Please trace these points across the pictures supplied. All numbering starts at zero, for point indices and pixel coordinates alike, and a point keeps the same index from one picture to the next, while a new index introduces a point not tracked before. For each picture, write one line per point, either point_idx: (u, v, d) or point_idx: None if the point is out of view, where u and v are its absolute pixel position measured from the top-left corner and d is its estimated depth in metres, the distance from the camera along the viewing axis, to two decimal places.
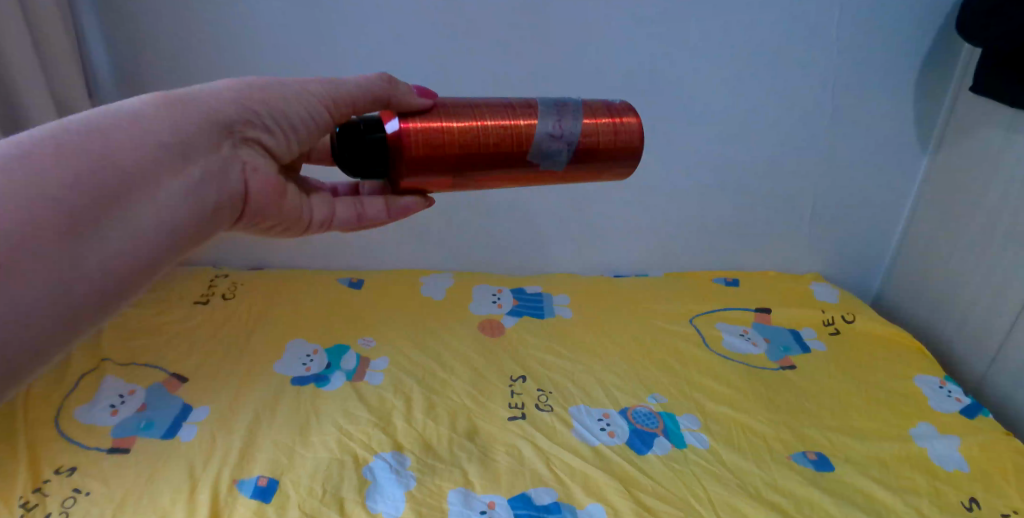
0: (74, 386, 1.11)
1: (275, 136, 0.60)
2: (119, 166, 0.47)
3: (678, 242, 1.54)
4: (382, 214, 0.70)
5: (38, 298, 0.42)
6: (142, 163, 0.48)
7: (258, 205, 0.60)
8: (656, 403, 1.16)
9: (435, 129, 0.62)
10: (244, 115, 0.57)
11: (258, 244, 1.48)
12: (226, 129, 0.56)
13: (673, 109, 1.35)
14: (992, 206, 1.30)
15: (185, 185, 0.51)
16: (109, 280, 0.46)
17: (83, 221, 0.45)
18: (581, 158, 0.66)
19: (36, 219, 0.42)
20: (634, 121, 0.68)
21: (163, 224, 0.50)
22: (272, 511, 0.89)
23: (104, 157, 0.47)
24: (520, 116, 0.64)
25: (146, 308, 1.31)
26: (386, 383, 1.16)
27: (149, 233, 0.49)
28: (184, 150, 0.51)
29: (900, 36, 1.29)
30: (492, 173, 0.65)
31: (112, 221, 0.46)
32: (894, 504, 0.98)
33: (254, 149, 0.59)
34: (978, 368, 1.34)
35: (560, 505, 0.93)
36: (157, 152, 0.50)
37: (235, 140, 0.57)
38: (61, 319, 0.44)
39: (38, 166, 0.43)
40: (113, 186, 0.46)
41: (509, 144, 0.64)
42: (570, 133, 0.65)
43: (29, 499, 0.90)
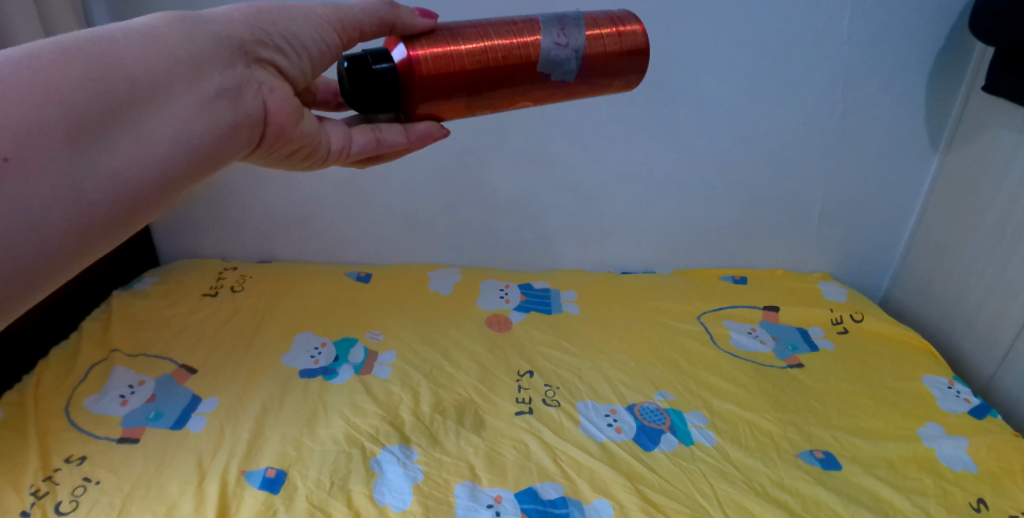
0: (84, 376, 1.12)
1: (288, 57, 0.54)
2: (125, 74, 0.43)
3: (686, 239, 1.54)
4: (400, 137, 0.61)
5: (37, 206, 0.38)
6: (146, 76, 0.43)
7: (279, 130, 0.53)
8: (663, 399, 1.16)
9: (443, 48, 0.58)
10: (253, 32, 0.51)
11: (267, 237, 1.48)
12: (238, 46, 0.50)
13: (682, 108, 1.35)
14: (1003, 207, 1.29)
15: (196, 102, 0.46)
16: (116, 195, 0.42)
17: (85, 131, 0.40)
18: (591, 67, 0.63)
19: (35, 122, 0.38)
20: (638, 28, 0.65)
21: (170, 145, 0.44)
22: (279, 502, 0.90)
23: (104, 67, 0.42)
24: (524, 30, 0.61)
25: (156, 300, 1.32)
26: (393, 376, 1.16)
27: (160, 150, 0.44)
28: (194, 66, 0.46)
29: (910, 35, 1.28)
30: (505, 90, 0.62)
31: (118, 132, 0.42)
32: (901, 504, 0.97)
33: (268, 71, 0.52)
34: (988, 368, 1.33)
35: (566, 500, 0.93)
36: (163, 65, 0.44)
37: (249, 58, 0.51)
38: (63, 233, 0.40)
39: (42, 67, 0.39)
40: (120, 95, 0.42)
41: (518, 58, 0.60)
42: (576, 42, 0.61)
43: (39, 487, 0.90)
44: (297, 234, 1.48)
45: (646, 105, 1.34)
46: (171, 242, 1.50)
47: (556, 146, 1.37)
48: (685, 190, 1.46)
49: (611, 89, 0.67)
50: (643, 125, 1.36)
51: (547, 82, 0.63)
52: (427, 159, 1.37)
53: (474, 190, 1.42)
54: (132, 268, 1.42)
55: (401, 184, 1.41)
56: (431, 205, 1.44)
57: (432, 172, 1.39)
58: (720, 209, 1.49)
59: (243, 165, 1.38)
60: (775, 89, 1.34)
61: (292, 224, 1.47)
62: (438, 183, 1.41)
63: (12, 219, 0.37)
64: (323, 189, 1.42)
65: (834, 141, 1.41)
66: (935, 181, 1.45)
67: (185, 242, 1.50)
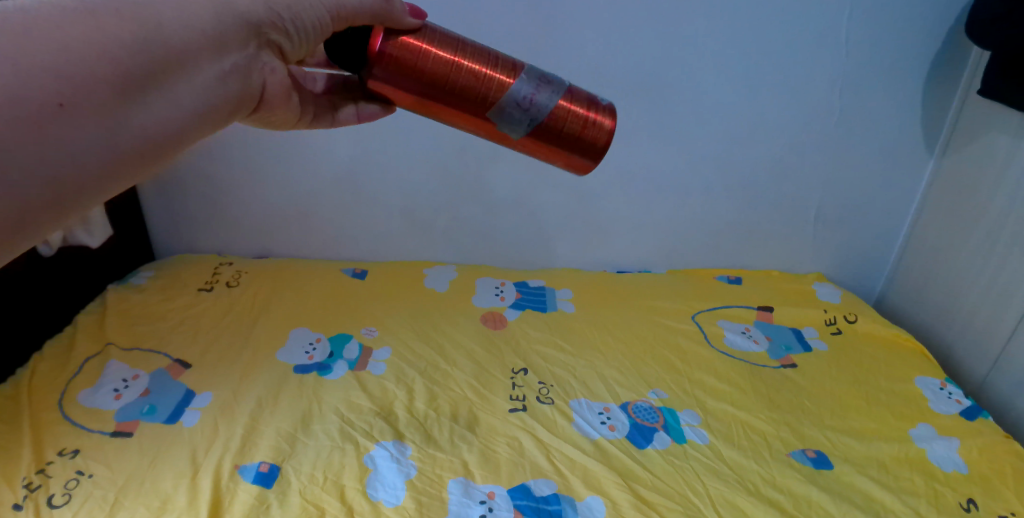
0: (78, 370, 1.12)
1: (293, 40, 0.56)
2: (165, 42, 0.45)
3: (682, 239, 1.54)
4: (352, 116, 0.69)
5: (80, 151, 0.42)
6: (180, 44, 0.46)
7: (268, 105, 0.58)
8: (657, 398, 1.17)
9: (415, 52, 0.59)
10: (268, 15, 0.53)
11: (265, 232, 1.49)
12: (255, 27, 0.52)
13: (681, 106, 1.35)
14: (998, 211, 1.30)
15: (214, 75, 0.49)
16: (144, 147, 0.46)
17: (127, 90, 0.43)
18: (539, 137, 0.64)
19: (89, 77, 0.41)
20: (607, 129, 0.66)
21: (188, 110, 0.48)
22: (273, 497, 0.90)
23: (148, 29, 0.44)
24: (496, 73, 0.61)
25: (152, 293, 1.32)
26: (388, 372, 1.16)
27: (181, 112, 0.47)
28: (216, 40, 0.49)
29: (908, 38, 1.29)
30: (454, 115, 0.63)
31: (152, 93, 0.45)
32: (893, 504, 0.98)
33: (272, 52, 0.55)
34: (979, 371, 1.34)
35: (559, 497, 0.93)
36: (193, 36, 0.47)
37: (260, 39, 0.53)
38: (97, 173, 0.43)
39: (99, 26, 0.42)
40: (157, 60, 0.45)
41: (479, 94, 0.61)
42: (537, 109, 0.62)
43: (32, 480, 0.90)
44: (294, 230, 1.48)
45: (645, 104, 1.34)
46: (167, 236, 1.49)
47: None
48: (682, 190, 1.46)
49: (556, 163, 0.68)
50: (639, 124, 1.37)
51: (493, 128, 0.64)
52: (426, 157, 1.38)
53: (472, 188, 1.42)
54: (128, 262, 1.42)
55: (399, 182, 1.42)
56: (428, 202, 1.44)
57: (430, 170, 1.40)
58: (717, 209, 1.50)
59: (241, 161, 1.38)
60: (772, 89, 1.34)
61: (288, 220, 1.47)
62: (436, 180, 1.41)
63: (60, 159, 0.41)
64: (321, 185, 1.42)
65: (831, 142, 1.41)
66: (931, 183, 1.46)
67: (181, 236, 1.49)
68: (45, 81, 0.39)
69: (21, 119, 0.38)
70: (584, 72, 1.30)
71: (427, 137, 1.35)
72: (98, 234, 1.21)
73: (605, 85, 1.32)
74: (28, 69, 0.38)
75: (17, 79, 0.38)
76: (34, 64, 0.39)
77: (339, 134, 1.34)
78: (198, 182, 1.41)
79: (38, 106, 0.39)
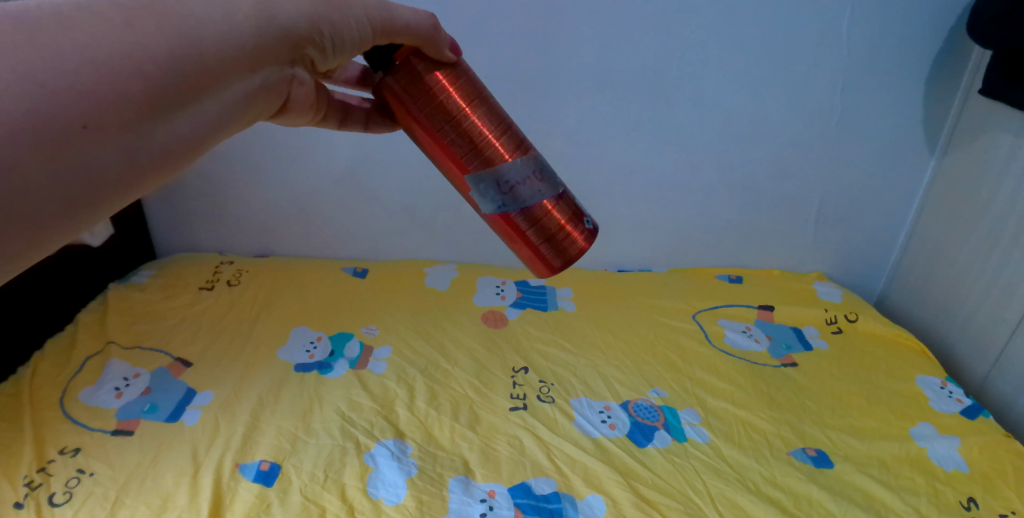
0: (79, 368, 1.11)
1: (329, 55, 0.56)
2: (199, 59, 0.44)
3: (682, 239, 1.54)
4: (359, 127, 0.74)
5: (100, 170, 0.40)
6: (214, 62, 0.45)
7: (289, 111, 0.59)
8: (658, 397, 1.17)
9: (432, 86, 0.59)
10: (310, 30, 0.53)
11: (266, 231, 1.49)
12: (294, 43, 0.53)
13: (682, 105, 1.35)
14: (998, 210, 1.30)
15: (243, 92, 0.49)
16: (164, 164, 0.44)
17: (155, 109, 0.42)
18: (506, 223, 0.64)
19: (119, 95, 0.40)
20: (570, 253, 0.67)
21: (210, 127, 0.47)
22: (273, 495, 0.90)
23: (185, 47, 0.43)
24: (498, 146, 0.61)
25: (153, 292, 1.32)
26: (389, 371, 1.16)
27: (205, 129, 0.47)
28: (250, 57, 0.49)
29: (909, 38, 1.29)
30: (440, 162, 0.63)
31: (180, 111, 0.44)
32: (893, 503, 0.98)
33: (306, 65, 0.56)
34: (980, 371, 1.34)
35: (559, 495, 0.93)
36: (227, 53, 0.46)
37: (296, 55, 0.54)
38: (115, 193, 0.42)
39: (133, 42, 0.41)
40: (189, 77, 0.44)
41: (469, 156, 0.61)
42: (516, 197, 0.63)
43: (34, 479, 0.90)
44: (295, 229, 1.48)
45: (646, 103, 1.34)
46: (168, 235, 1.49)
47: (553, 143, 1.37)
48: (683, 189, 1.46)
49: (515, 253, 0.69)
50: (640, 123, 1.37)
51: (468, 189, 0.63)
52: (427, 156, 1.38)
53: None
54: (129, 261, 1.42)
55: (400, 181, 1.41)
56: (429, 201, 1.44)
57: (431, 169, 1.40)
58: (717, 208, 1.50)
59: (242, 160, 1.38)
60: (773, 88, 1.34)
61: (289, 219, 1.47)
62: (437, 179, 1.41)
63: (80, 179, 0.40)
64: (322, 185, 1.42)
65: (832, 141, 1.41)
66: (932, 182, 1.46)
67: (182, 235, 1.49)
68: (72, 100, 0.38)
69: (41, 141, 0.37)
70: (586, 71, 1.30)
71: None
72: (100, 232, 1.21)
73: (606, 83, 1.32)
74: (54, 89, 0.37)
75: (40, 101, 0.37)
76: (63, 83, 0.38)
77: (340, 133, 1.34)
78: (199, 181, 1.41)
79: (59, 126, 0.38)
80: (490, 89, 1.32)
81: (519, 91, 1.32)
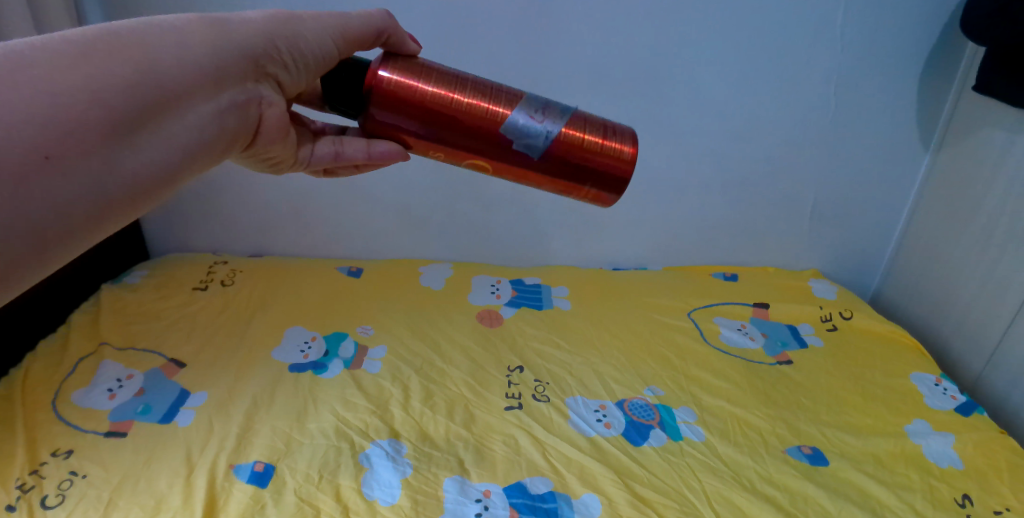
0: (72, 369, 1.11)
1: (291, 72, 0.57)
2: (159, 83, 0.46)
3: (677, 237, 1.54)
4: (360, 152, 0.65)
5: (70, 198, 0.42)
6: (175, 85, 0.47)
7: (267, 139, 0.58)
8: (653, 395, 1.17)
9: (413, 78, 0.61)
10: (268, 47, 0.55)
11: (260, 231, 1.48)
12: (254, 61, 0.54)
13: (678, 103, 1.35)
14: (993, 208, 1.30)
15: (211, 112, 0.50)
16: (135, 190, 0.46)
17: (118, 134, 0.44)
18: (556, 155, 0.64)
19: (81, 124, 0.42)
20: (627, 148, 0.66)
21: (178, 150, 0.48)
22: (268, 497, 0.89)
23: (142, 71, 0.45)
24: (500, 97, 0.63)
25: (147, 292, 1.32)
26: (384, 371, 1.16)
27: (174, 151, 0.48)
28: (213, 78, 0.50)
29: (904, 36, 1.30)
30: (465, 142, 0.63)
31: (145, 136, 0.46)
32: (888, 500, 0.98)
33: (272, 85, 0.56)
34: (974, 368, 1.35)
35: (555, 494, 0.93)
36: (188, 76, 0.48)
37: (259, 74, 0.55)
38: (86, 220, 0.43)
39: (90, 72, 0.43)
40: (150, 101, 0.45)
41: (484, 117, 0.62)
42: (549, 127, 0.63)
43: (26, 481, 0.89)
44: (289, 228, 1.48)
45: (642, 101, 1.34)
46: (161, 235, 1.49)
47: None
48: (678, 187, 1.46)
49: (577, 191, 0.68)
50: (636, 120, 1.36)
51: (508, 150, 0.63)
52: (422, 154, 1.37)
53: (467, 184, 1.42)
54: (122, 262, 1.41)
55: (395, 180, 1.41)
56: (424, 200, 1.44)
57: (426, 167, 1.39)
58: (713, 206, 1.50)
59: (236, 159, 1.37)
60: (768, 85, 1.34)
61: (283, 219, 1.46)
62: (432, 177, 1.41)
63: (50, 208, 0.41)
64: (316, 184, 1.41)
65: (827, 138, 1.41)
66: (926, 179, 1.46)
67: (175, 235, 1.49)
68: (33, 131, 0.39)
69: (6, 174, 0.38)
70: (581, 70, 1.30)
71: None
72: None
73: (602, 80, 1.31)
74: (15, 122, 0.39)
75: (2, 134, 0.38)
76: (23, 115, 0.39)
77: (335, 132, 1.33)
78: (192, 180, 1.40)
79: (23, 159, 0.39)
80: None
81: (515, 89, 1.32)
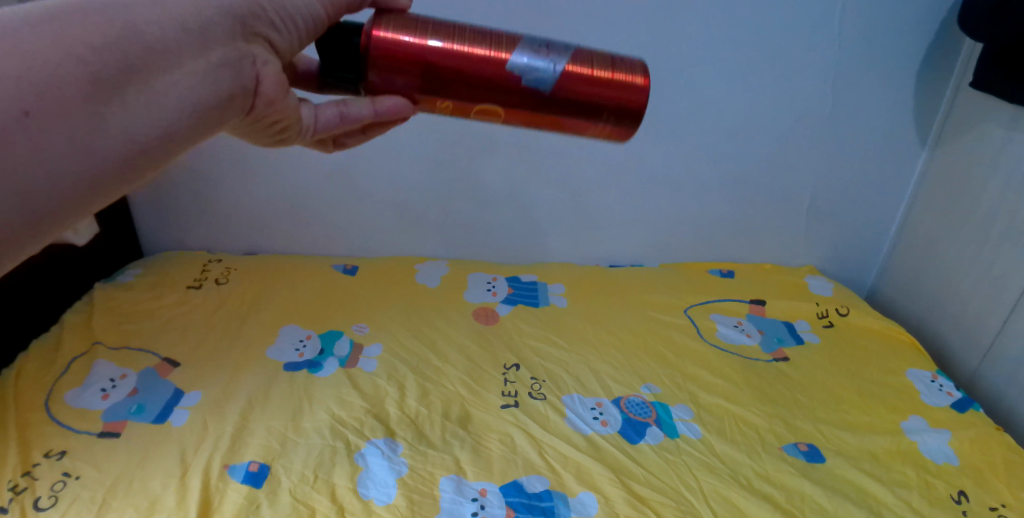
0: (65, 369, 1.10)
1: (281, 33, 0.53)
2: (139, 39, 0.42)
3: (674, 234, 1.54)
4: (366, 110, 0.57)
5: (50, 164, 0.38)
6: (157, 42, 0.43)
7: (269, 105, 0.53)
8: (650, 393, 1.16)
9: (408, 29, 0.56)
10: (253, 6, 0.50)
11: (255, 228, 1.47)
12: (240, 19, 0.49)
13: (675, 101, 1.35)
14: (989, 205, 1.30)
15: (202, 71, 0.45)
16: (126, 154, 0.41)
17: (99, 94, 0.40)
18: (569, 90, 0.59)
19: (55, 82, 0.38)
20: (642, 77, 0.61)
21: (172, 110, 0.44)
22: (263, 497, 0.89)
23: (120, 27, 0.41)
24: (500, 38, 0.58)
25: (140, 291, 1.31)
26: (380, 369, 1.16)
27: (167, 112, 0.43)
28: (199, 35, 0.46)
29: (901, 32, 1.29)
30: (472, 89, 0.58)
31: (130, 95, 0.41)
32: (885, 497, 0.98)
33: (263, 46, 0.51)
34: (970, 364, 1.35)
35: (551, 493, 0.93)
36: (171, 33, 0.44)
37: (247, 34, 0.50)
38: (73, 187, 0.39)
39: (63, 29, 0.39)
40: (133, 58, 0.41)
41: (487, 59, 0.57)
42: (556, 61, 0.58)
43: (18, 483, 0.89)
44: (284, 226, 1.47)
45: None
46: (154, 233, 1.47)
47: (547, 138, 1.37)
48: (675, 184, 1.46)
49: (597, 132, 0.63)
50: None
51: (520, 92, 0.59)
52: (418, 150, 1.36)
53: (464, 181, 1.41)
54: (115, 260, 1.40)
55: (390, 177, 1.40)
56: (420, 197, 1.43)
57: (421, 164, 1.38)
58: (709, 203, 1.49)
59: (230, 157, 1.36)
60: (766, 81, 1.34)
61: (278, 217, 1.45)
62: (429, 175, 1.40)
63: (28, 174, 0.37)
64: (311, 181, 1.41)
65: (824, 135, 1.41)
66: (923, 176, 1.46)
67: (169, 233, 1.48)
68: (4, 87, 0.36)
69: None
70: None
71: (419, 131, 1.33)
72: (85, 232, 1.19)
73: None
74: None
75: None
76: None
77: None
78: (185, 178, 1.39)
79: None
80: None
81: None
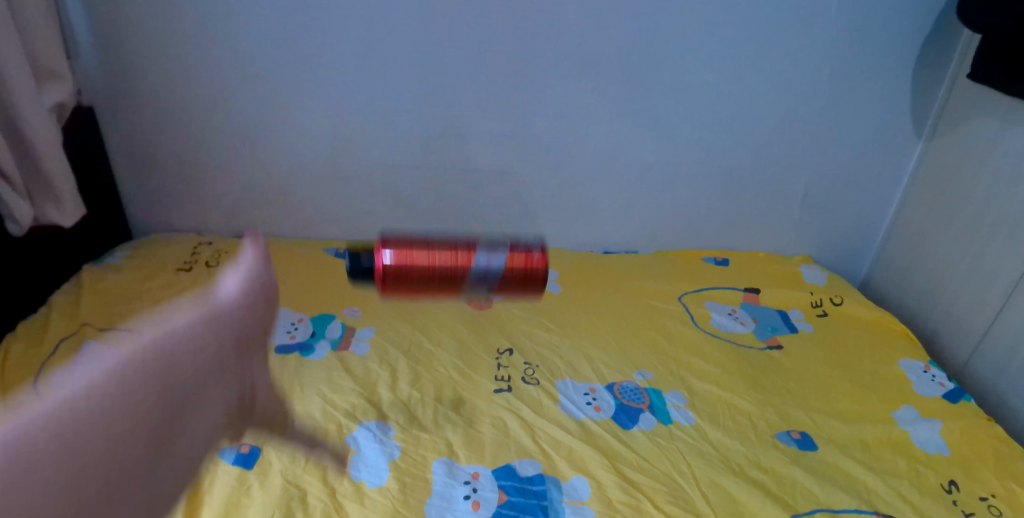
0: (54, 350, 1.07)
1: (246, 364, 0.66)
2: (173, 390, 0.58)
3: (669, 221, 1.53)
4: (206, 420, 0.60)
5: (64, 491, 0.48)
6: (191, 384, 0.60)
7: (234, 423, 0.65)
8: (643, 379, 1.16)
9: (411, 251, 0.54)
10: (236, 340, 0.65)
11: (246, 211, 1.45)
12: (235, 345, 0.65)
13: (670, 88, 1.34)
14: (982, 196, 1.30)
15: (210, 421, 0.61)
16: (163, 485, 0.55)
17: (155, 446, 0.55)
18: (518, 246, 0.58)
19: (117, 429, 0.53)
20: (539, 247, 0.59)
21: (177, 454, 0.57)
22: (253, 479, 0.88)
23: (169, 378, 0.58)
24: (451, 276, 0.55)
25: (129, 273, 1.29)
26: (372, 353, 1.15)
27: (173, 442, 0.57)
28: (210, 364, 0.62)
29: (897, 21, 1.29)
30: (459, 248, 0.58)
31: (166, 456, 0.56)
32: (874, 485, 0.99)
33: (246, 381, 0.66)
34: (961, 355, 1.35)
35: (543, 477, 0.93)
36: (195, 363, 0.61)
37: (240, 350, 0.65)
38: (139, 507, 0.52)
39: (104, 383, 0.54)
40: (168, 410, 0.57)
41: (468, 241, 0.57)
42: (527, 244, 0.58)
43: None
44: (275, 209, 1.45)
45: (634, 85, 1.33)
46: (144, 214, 1.46)
47: (541, 124, 1.37)
48: (672, 172, 1.45)
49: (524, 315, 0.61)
50: (628, 104, 1.35)
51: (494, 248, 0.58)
52: (413, 136, 1.37)
53: (458, 167, 1.41)
54: (103, 241, 1.38)
55: (384, 161, 1.39)
56: (413, 181, 1.42)
57: (416, 149, 1.38)
58: (704, 190, 1.49)
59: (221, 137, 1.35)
60: (762, 70, 1.33)
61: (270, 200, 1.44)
62: (422, 160, 1.40)
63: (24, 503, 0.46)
64: (303, 165, 1.39)
65: (819, 124, 1.41)
66: (917, 167, 1.46)
67: (159, 214, 1.46)
68: (46, 445, 0.49)
69: (25, 470, 0.48)
70: (574, 51, 1.29)
71: (414, 117, 1.34)
72: (71, 214, 1.14)
73: (595, 64, 1.30)
74: (75, 437, 0.51)
75: (76, 440, 0.50)
76: (81, 435, 0.51)
77: (323, 108, 1.33)
78: (176, 158, 1.37)
79: (95, 455, 0.51)
80: (475, 70, 1.30)
81: (506, 71, 1.30)
